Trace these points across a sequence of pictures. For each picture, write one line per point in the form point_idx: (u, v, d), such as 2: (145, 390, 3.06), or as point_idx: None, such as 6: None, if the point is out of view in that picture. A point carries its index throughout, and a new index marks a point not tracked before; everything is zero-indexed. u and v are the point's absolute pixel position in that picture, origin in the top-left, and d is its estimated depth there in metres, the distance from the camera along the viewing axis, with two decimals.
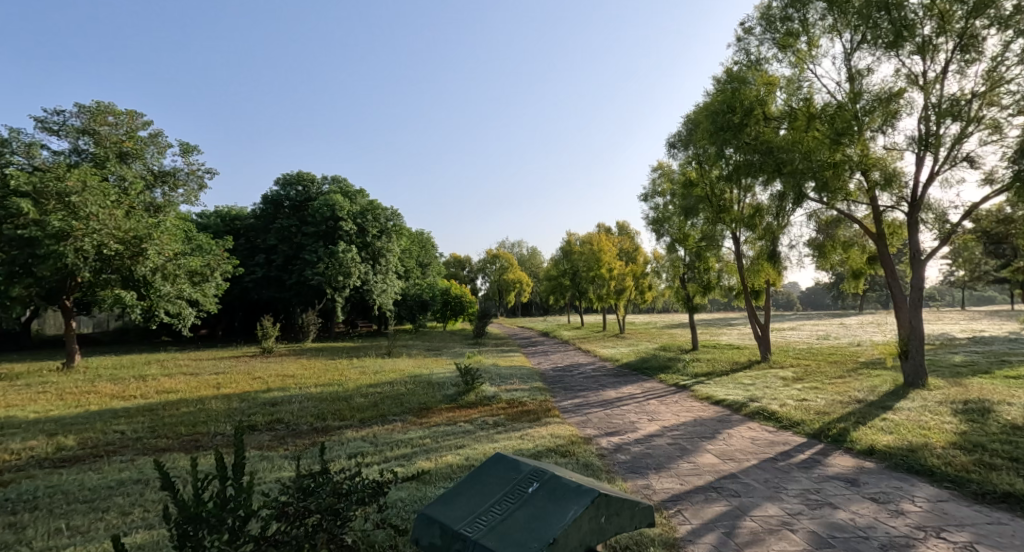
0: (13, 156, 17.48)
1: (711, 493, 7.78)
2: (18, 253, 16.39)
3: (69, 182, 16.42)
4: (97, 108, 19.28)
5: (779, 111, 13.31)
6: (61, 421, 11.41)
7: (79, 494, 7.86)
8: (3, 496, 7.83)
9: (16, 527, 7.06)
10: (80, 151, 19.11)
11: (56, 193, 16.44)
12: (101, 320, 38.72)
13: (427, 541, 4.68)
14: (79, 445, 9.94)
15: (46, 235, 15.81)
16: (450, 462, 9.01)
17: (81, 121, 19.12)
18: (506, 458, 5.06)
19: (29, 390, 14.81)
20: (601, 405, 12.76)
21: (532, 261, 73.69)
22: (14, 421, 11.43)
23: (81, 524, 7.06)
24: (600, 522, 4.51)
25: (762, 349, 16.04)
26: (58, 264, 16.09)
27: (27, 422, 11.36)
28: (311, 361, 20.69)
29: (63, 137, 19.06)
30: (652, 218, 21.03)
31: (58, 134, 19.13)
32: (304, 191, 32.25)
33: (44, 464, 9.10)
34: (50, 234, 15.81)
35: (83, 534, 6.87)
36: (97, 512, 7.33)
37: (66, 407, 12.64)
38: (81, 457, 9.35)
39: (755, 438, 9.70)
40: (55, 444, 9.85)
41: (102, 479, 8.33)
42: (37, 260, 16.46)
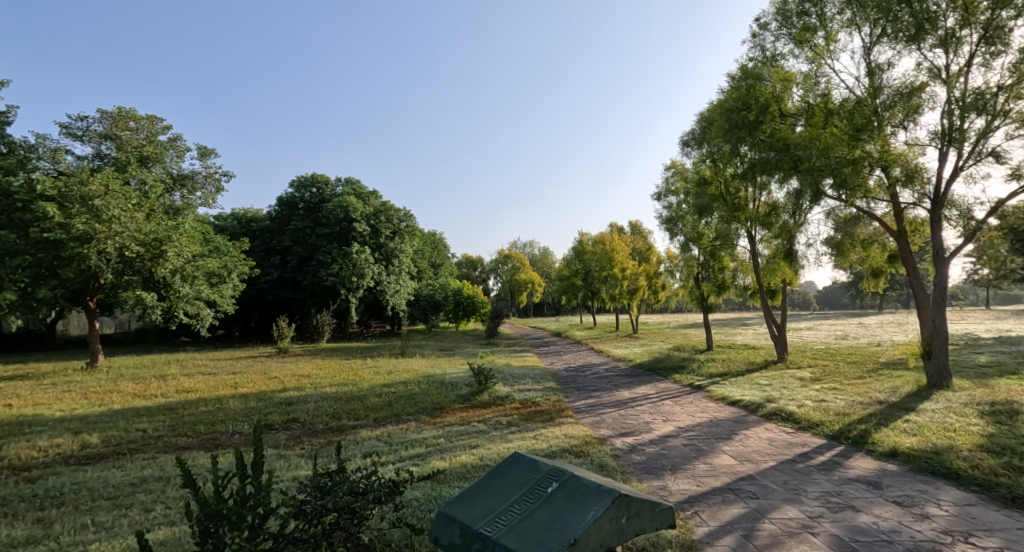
0: (39, 160, 17.65)
1: (729, 494, 7.69)
2: (43, 255, 16.66)
3: (93, 186, 16.53)
4: (118, 113, 19.51)
5: (795, 108, 13.14)
6: (84, 419, 11.52)
7: (103, 491, 7.92)
8: (30, 492, 7.91)
9: (44, 523, 7.13)
10: (102, 155, 19.32)
11: (80, 197, 16.53)
12: (122, 321, 39.16)
13: (446, 541, 4.66)
14: (103, 442, 10.03)
15: (70, 238, 16.01)
16: (465, 462, 8.97)
17: (104, 126, 19.34)
18: (524, 457, 5.01)
19: (54, 389, 15.01)
20: (616, 406, 12.70)
21: (544, 261, 73.66)
22: (39, 419, 11.56)
23: (106, 520, 7.11)
24: (621, 523, 4.46)
25: (779, 349, 15.89)
26: (82, 266, 16.45)
27: (52, 420, 11.49)
28: (326, 361, 20.78)
29: (86, 142, 19.27)
30: (666, 217, 20.94)
31: (80, 139, 19.34)
32: (318, 193, 32.45)
33: (69, 461, 9.18)
34: (74, 237, 16.01)
35: (107, 530, 6.92)
36: (121, 509, 7.38)
37: (89, 406, 12.77)
38: (104, 455, 9.43)
39: (773, 439, 9.59)
40: (79, 442, 9.93)
41: (125, 476, 8.39)
42: (63, 262, 16.76)
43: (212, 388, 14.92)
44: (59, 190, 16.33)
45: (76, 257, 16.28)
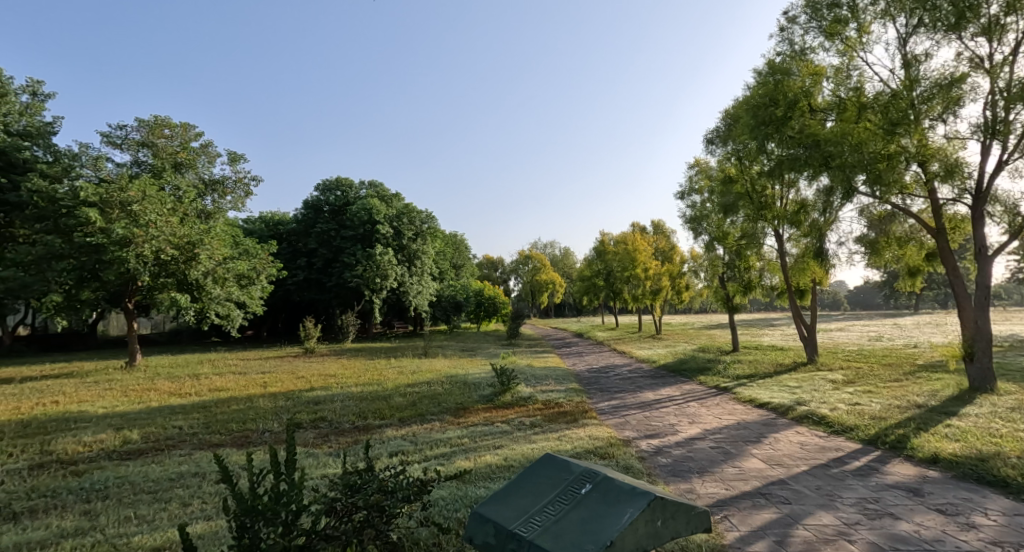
0: (82, 168, 17.99)
1: (760, 499, 7.48)
2: (86, 259, 16.82)
3: (131, 192, 16.80)
4: (154, 120, 19.82)
5: (826, 102, 12.80)
6: (125, 416, 11.67)
7: (144, 485, 7.97)
8: (77, 485, 7.99)
9: (90, 514, 7.19)
10: (139, 163, 19.61)
11: (120, 202, 16.78)
12: (158, 321, 39.90)
13: (480, 540, 4.58)
14: (142, 438, 10.13)
15: (111, 242, 16.26)
16: (490, 462, 8.88)
17: (141, 134, 19.67)
18: (555, 458, 4.94)
19: (96, 386, 15.29)
20: (640, 407, 12.51)
21: (566, 262, 73.45)
22: (82, 415, 11.72)
23: (147, 513, 7.14)
24: (656, 525, 4.33)
25: (809, 350, 15.55)
26: (122, 269, 16.71)
27: (95, 416, 11.65)
28: (351, 361, 20.86)
29: (125, 150, 19.60)
30: (690, 217, 20.72)
31: (119, 148, 19.68)
32: (342, 196, 32.73)
33: (112, 456, 9.28)
34: (114, 240, 16.28)
35: (149, 523, 6.94)
36: (161, 503, 7.42)
37: (129, 403, 12.93)
38: (144, 451, 9.52)
39: (805, 443, 9.34)
40: (121, 438, 10.04)
41: (164, 471, 8.44)
42: (104, 266, 16.94)
43: (243, 387, 15.04)
44: (99, 196, 16.63)
45: (116, 261, 16.52)
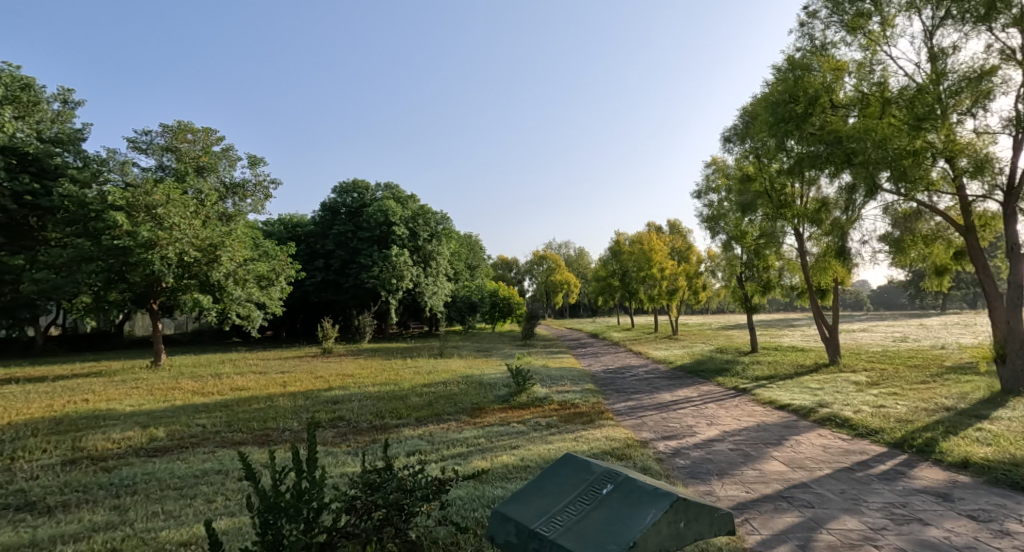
0: (109, 173, 18.48)
1: (782, 503, 7.31)
2: (113, 261, 16.89)
3: (155, 195, 16.92)
4: (178, 126, 20.19)
5: (848, 98, 12.57)
6: (151, 414, 11.75)
7: (170, 481, 7.99)
8: (106, 481, 8.01)
9: (120, 509, 7.20)
10: (164, 167, 20.02)
11: (145, 206, 16.91)
12: (181, 322, 40.42)
13: (504, 539, 4.88)
14: (168, 436, 10.17)
15: (137, 245, 16.41)
16: (507, 462, 8.79)
17: (165, 139, 20.10)
18: (575, 459, 5.24)
19: (122, 385, 15.46)
20: (657, 409, 12.35)
21: (581, 263, 73.21)
22: (111, 413, 11.83)
23: (173, 508, 7.14)
24: (679, 526, 4.56)
25: (831, 351, 15.27)
26: (147, 271, 16.83)
27: (123, 413, 11.75)
28: (368, 361, 20.89)
29: (150, 155, 19.94)
30: (708, 216, 20.54)
31: (145, 153, 20.02)
32: (358, 198, 32.86)
33: (139, 453, 9.31)
34: (140, 244, 16.44)
35: (175, 518, 6.94)
36: (187, 499, 7.42)
37: (154, 401, 13.03)
38: (170, 448, 9.54)
39: (828, 446, 9.13)
40: (148, 435, 10.09)
41: (188, 469, 8.44)
42: (130, 268, 17.02)
43: (263, 386, 15.12)
44: (126, 200, 16.80)
45: (142, 263, 16.66)
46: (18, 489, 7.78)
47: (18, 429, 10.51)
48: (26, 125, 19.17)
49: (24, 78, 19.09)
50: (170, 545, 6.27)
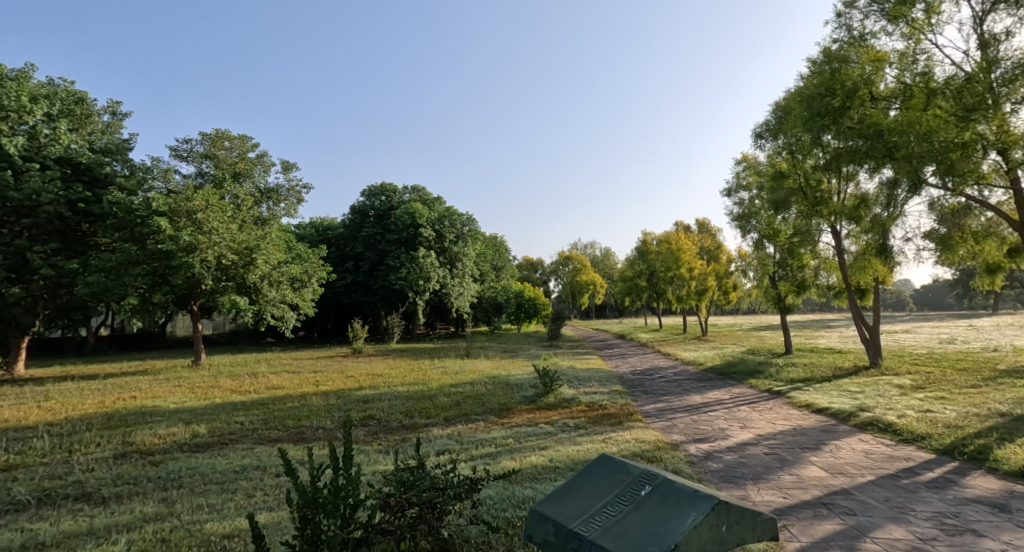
0: (153, 181, 18.60)
1: (822, 509, 7.07)
2: (158, 264, 17.26)
3: (196, 201, 17.36)
4: (216, 133, 20.51)
5: (888, 91, 12.16)
6: (193, 411, 11.93)
7: (212, 476, 8.06)
8: (153, 474, 8.09)
9: (167, 501, 7.27)
10: (203, 174, 20.23)
11: (186, 211, 17.35)
12: (219, 322, 41.17)
13: (541, 538, 4.79)
14: (209, 432, 10.28)
15: (178, 248, 16.80)
16: (536, 463, 8.68)
17: (203, 146, 20.38)
18: (612, 459, 5.12)
19: (166, 383, 15.73)
20: (687, 411, 12.09)
21: (607, 263, 72.84)
22: (156, 410, 12.00)
23: (216, 502, 7.18)
24: (721, 530, 4.46)
25: (872, 353, 14.82)
26: (187, 274, 17.27)
27: (167, 410, 11.93)
28: (397, 361, 20.96)
29: (189, 163, 20.28)
30: (738, 214, 20.19)
31: (185, 161, 20.36)
32: (386, 201, 33.19)
33: (183, 448, 9.42)
34: (181, 248, 16.82)
35: (219, 511, 6.96)
36: (228, 493, 7.47)
37: (196, 399, 13.23)
38: (211, 444, 9.65)
39: (869, 451, 8.83)
40: (191, 431, 10.22)
41: (229, 463, 8.51)
42: (173, 271, 17.42)
43: (297, 385, 15.24)
44: (168, 206, 17.14)
45: (183, 266, 17.07)
46: (72, 480, 7.87)
47: (71, 423, 10.69)
48: (77, 136, 18.64)
49: (77, 92, 18.72)
50: (214, 537, 6.28)
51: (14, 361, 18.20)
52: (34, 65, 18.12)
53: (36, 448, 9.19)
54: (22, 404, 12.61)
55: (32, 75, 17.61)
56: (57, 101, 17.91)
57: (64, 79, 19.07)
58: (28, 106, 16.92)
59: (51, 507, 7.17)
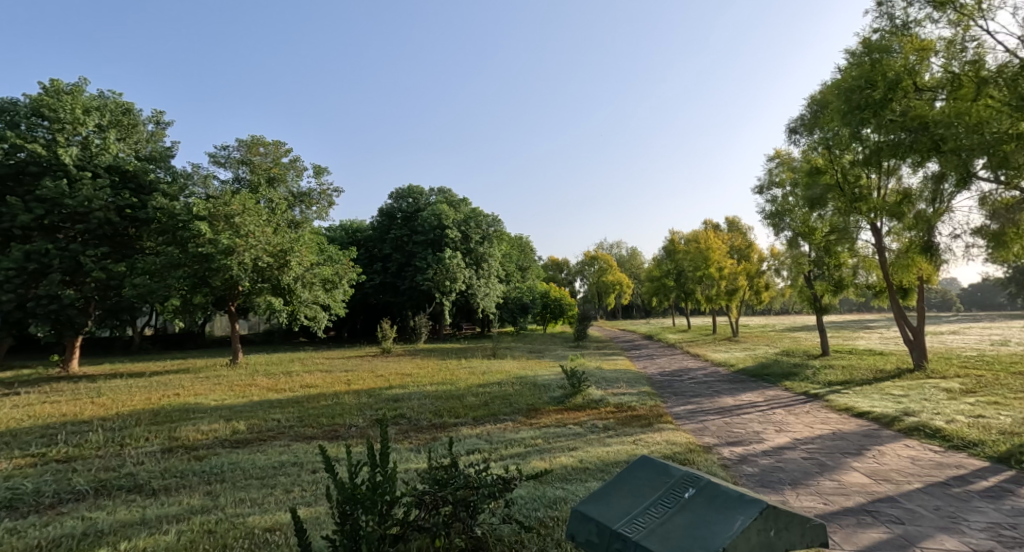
0: (193, 186, 19.00)
1: (866, 517, 6.89)
2: (197, 266, 17.57)
3: (233, 205, 17.72)
4: (251, 140, 20.87)
5: (934, 81, 11.76)
6: (233, 408, 12.16)
7: (253, 471, 8.19)
8: (197, 468, 8.26)
9: (212, 494, 7.42)
10: (240, 179, 20.59)
11: (224, 215, 17.71)
12: (255, 322, 41.85)
13: (584, 538, 4.75)
14: (248, 429, 10.45)
15: (217, 251, 17.14)
16: (566, 463, 8.64)
17: (240, 153, 20.75)
18: (653, 460, 5.04)
19: (206, 381, 16.03)
20: (719, 413, 11.93)
21: (634, 263, 72.35)
22: (198, 406, 12.26)
23: (257, 496, 7.29)
24: (769, 535, 4.39)
25: (916, 356, 14.42)
26: (226, 276, 17.66)
27: (209, 407, 12.18)
28: (426, 360, 21.06)
29: (227, 168, 20.67)
30: (771, 212, 19.84)
31: (222, 166, 20.76)
32: (414, 203, 33.60)
33: (224, 444, 9.59)
34: (220, 250, 17.19)
35: (260, 505, 7.07)
36: (268, 488, 7.59)
37: (234, 397, 13.47)
38: (251, 440, 9.80)
39: (916, 458, 8.59)
40: (231, 428, 10.39)
41: (268, 459, 8.64)
42: (212, 272, 17.76)
43: (331, 384, 15.39)
44: (208, 210, 17.53)
45: (222, 268, 17.44)
46: (125, 472, 8.07)
47: (121, 418, 10.98)
48: (124, 145, 19.13)
49: (125, 103, 19.33)
50: (257, 530, 6.37)
51: (68, 360, 18.81)
52: (86, 78, 18.68)
53: (90, 441, 9.46)
54: (76, 400, 13.02)
55: (85, 88, 18.30)
56: (107, 112, 18.60)
57: (113, 91, 19.70)
58: (81, 118, 17.81)
59: (107, 498, 7.36)
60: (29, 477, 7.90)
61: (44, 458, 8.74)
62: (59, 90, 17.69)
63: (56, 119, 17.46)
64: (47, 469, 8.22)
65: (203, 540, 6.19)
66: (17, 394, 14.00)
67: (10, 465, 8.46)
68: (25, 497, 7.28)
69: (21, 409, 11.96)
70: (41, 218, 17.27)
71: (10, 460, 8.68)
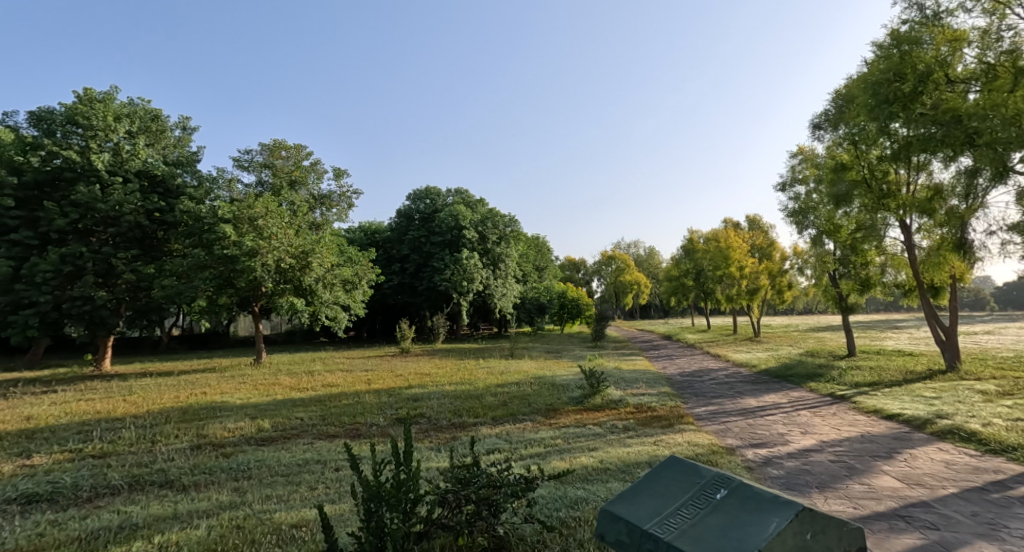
0: (219, 190, 19.23)
1: (899, 522, 6.73)
2: (222, 268, 17.75)
3: (256, 208, 17.87)
4: (273, 143, 21.09)
5: (967, 72, 11.48)
6: (257, 406, 12.26)
7: (278, 468, 8.24)
8: (224, 465, 8.33)
9: (240, 491, 7.47)
10: (263, 183, 20.80)
11: (248, 218, 17.86)
12: (278, 323, 42.26)
13: (613, 538, 4.69)
14: (273, 427, 10.54)
15: (241, 253, 17.35)
16: (586, 464, 8.56)
17: (262, 156, 20.97)
18: (682, 460, 4.96)
19: (231, 380, 16.18)
20: (742, 414, 11.77)
21: (653, 263, 71.97)
22: (224, 405, 12.40)
23: (282, 493, 7.33)
24: (806, 538, 4.30)
25: (949, 356, 14.12)
26: (250, 277, 17.80)
27: (234, 406, 12.29)
28: (445, 361, 21.10)
29: (250, 172, 20.89)
30: (795, 210, 19.57)
31: (246, 170, 20.99)
32: (431, 204, 33.78)
33: (250, 442, 9.68)
34: (244, 252, 17.40)
35: (286, 502, 7.11)
36: (293, 485, 7.63)
37: (259, 395, 13.61)
38: (275, 438, 9.87)
39: (951, 462, 8.38)
40: (256, 426, 10.48)
41: (292, 457, 8.70)
42: (236, 274, 17.92)
43: (351, 383, 15.46)
44: (232, 213, 17.73)
45: (246, 270, 17.60)
46: (157, 468, 8.17)
47: (152, 416, 11.15)
48: (153, 150, 19.35)
49: (154, 109, 19.58)
50: (284, 526, 6.40)
51: (101, 359, 19.21)
52: (117, 86, 18.97)
53: (124, 438, 9.59)
54: (108, 398, 13.23)
55: (116, 95, 18.57)
56: (137, 119, 18.86)
57: (143, 98, 19.99)
58: (112, 125, 18.11)
59: (141, 492, 7.46)
60: (67, 471, 8.03)
61: (81, 454, 8.89)
62: (92, 99, 17.99)
63: (89, 126, 17.77)
64: (83, 464, 8.34)
65: (232, 535, 6.23)
66: (56, 391, 14.40)
67: (49, 460, 8.61)
68: (65, 490, 7.41)
69: (58, 406, 12.19)
70: (75, 222, 17.62)
71: (49, 455, 8.86)
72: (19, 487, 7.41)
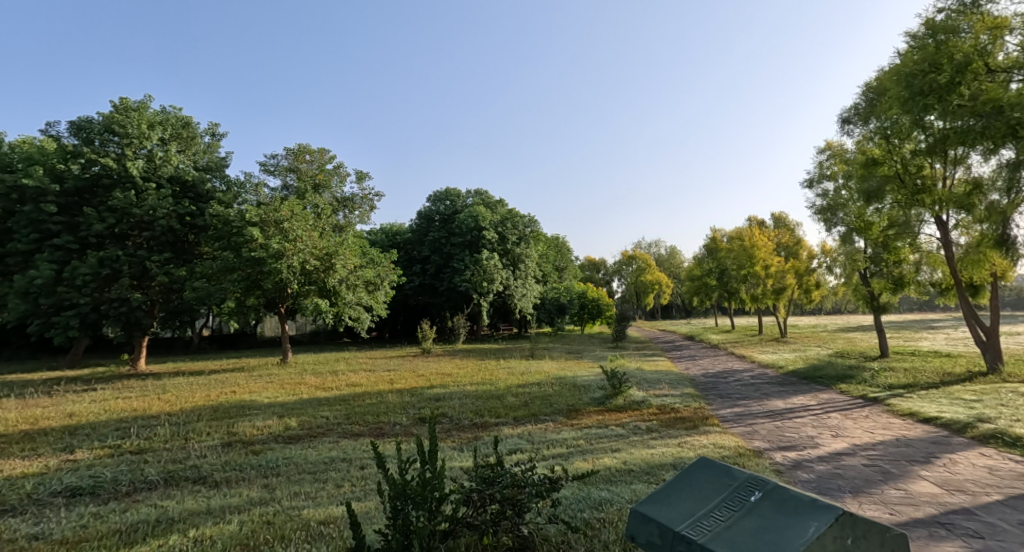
0: (246, 194, 19.44)
1: (939, 529, 6.55)
2: (250, 270, 17.94)
3: (282, 211, 18.01)
4: (298, 148, 21.27)
5: (1008, 61, 11.10)
6: (284, 405, 12.35)
7: (305, 465, 8.28)
8: (253, 462, 8.38)
9: (269, 487, 7.52)
10: (288, 187, 20.99)
11: (274, 221, 18.01)
12: (303, 323, 42.71)
13: (645, 539, 4.60)
14: (299, 426, 10.60)
15: (268, 255, 17.52)
16: (609, 465, 8.47)
17: (287, 161, 21.18)
18: (713, 462, 4.86)
19: (259, 379, 16.34)
20: (769, 416, 11.56)
21: (674, 263, 71.38)
22: (253, 403, 12.52)
23: (310, 490, 7.36)
24: (846, 543, 4.18)
25: (989, 357, 13.76)
26: (276, 279, 17.99)
27: (262, 404, 12.39)
28: (467, 361, 21.10)
29: (276, 176, 21.11)
30: (823, 207, 19.26)
31: (271, 174, 21.21)
32: (451, 206, 33.97)
33: (277, 440, 9.74)
34: (271, 254, 17.56)
35: (314, 498, 7.14)
36: (320, 482, 7.65)
37: (285, 394, 13.72)
38: (301, 437, 9.93)
39: (994, 468, 8.13)
40: (284, 424, 10.55)
41: (319, 455, 8.75)
42: (263, 275, 18.11)
43: (374, 383, 15.52)
44: (259, 216, 17.88)
45: (272, 271, 17.76)
46: (190, 464, 8.25)
47: (184, 414, 11.29)
48: (185, 157, 19.48)
49: (185, 117, 19.75)
50: (313, 522, 6.42)
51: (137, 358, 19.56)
52: (151, 96, 19.24)
53: (159, 435, 9.73)
54: (141, 396, 13.43)
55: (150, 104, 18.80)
56: (170, 127, 19.06)
57: (175, 107, 20.25)
58: (146, 132, 18.38)
59: (175, 488, 7.54)
60: (107, 466, 8.16)
61: (119, 450, 9.03)
62: (128, 108, 18.22)
63: (125, 134, 18.08)
64: (123, 459, 8.48)
65: (262, 531, 6.25)
66: (90, 390, 14.66)
67: (89, 455, 8.75)
68: (105, 484, 7.52)
69: (96, 403, 12.43)
70: (112, 227, 18.01)
71: (90, 450, 9.01)
72: (64, 481, 7.56)
